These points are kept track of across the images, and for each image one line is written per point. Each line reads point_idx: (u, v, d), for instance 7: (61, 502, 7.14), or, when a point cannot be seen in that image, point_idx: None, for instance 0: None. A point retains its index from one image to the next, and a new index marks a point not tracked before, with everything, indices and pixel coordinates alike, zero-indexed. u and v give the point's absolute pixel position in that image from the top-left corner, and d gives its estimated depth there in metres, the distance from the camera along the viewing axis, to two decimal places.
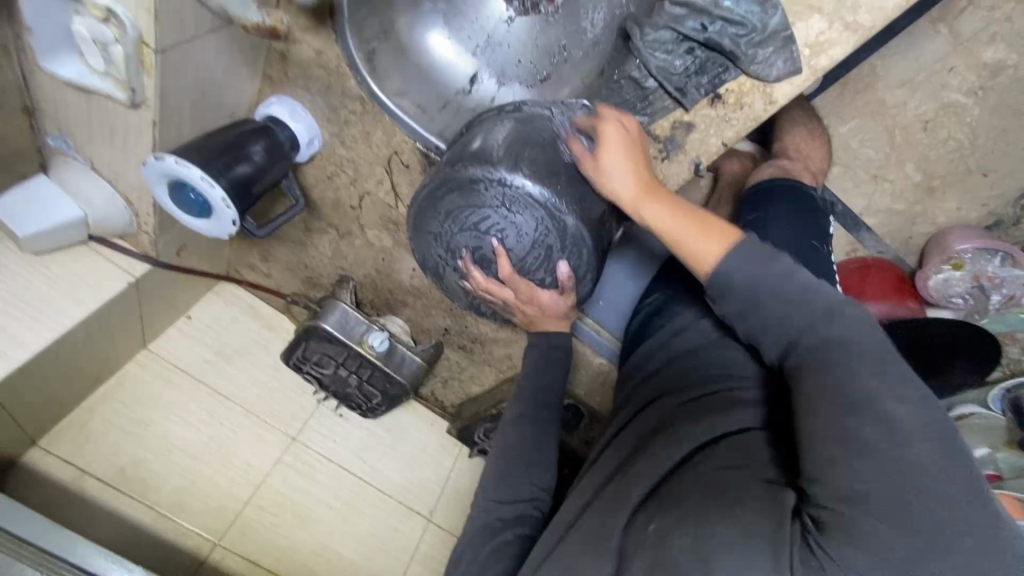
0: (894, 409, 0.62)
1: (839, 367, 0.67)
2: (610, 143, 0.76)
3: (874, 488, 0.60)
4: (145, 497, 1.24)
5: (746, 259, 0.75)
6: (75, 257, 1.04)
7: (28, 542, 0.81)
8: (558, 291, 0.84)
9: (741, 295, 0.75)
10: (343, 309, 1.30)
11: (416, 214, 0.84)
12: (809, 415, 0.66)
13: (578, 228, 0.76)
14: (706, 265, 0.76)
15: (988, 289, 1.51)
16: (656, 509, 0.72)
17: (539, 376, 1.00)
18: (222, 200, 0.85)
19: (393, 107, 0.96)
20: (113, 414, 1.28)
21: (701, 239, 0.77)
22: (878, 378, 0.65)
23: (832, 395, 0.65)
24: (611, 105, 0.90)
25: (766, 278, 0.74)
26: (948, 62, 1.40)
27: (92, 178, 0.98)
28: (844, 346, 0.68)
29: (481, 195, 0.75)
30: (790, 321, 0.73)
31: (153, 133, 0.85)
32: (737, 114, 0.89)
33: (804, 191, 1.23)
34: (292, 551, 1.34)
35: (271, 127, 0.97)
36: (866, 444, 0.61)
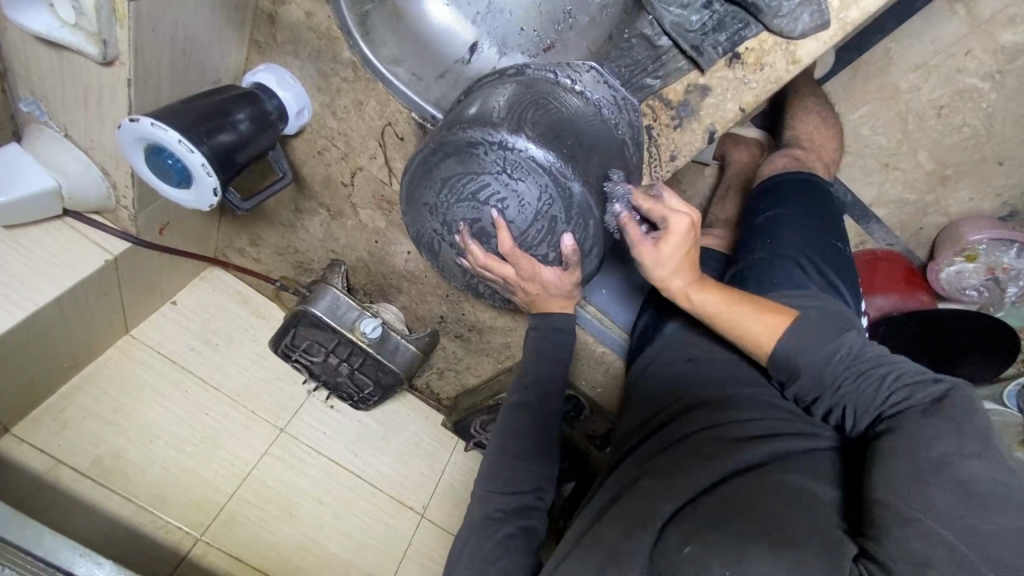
0: (967, 467, 0.63)
1: (916, 434, 0.69)
2: (674, 236, 0.78)
3: (944, 545, 0.60)
4: (124, 488, 1.18)
5: (810, 337, 0.84)
6: (48, 232, 0.98)
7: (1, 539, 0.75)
8: (562, 268, 0.78)
9: (811, 376, 0.83)
10: (333, 294, 1.24)
11: (410, 184, 0.78)
12: (877, 475, 0.68)
13: (584, 199, 0.70)
14: (763, 348, 0.86)
15: (1004, 282, 1.48)
16: (693, 528, 0.72)
17: (542, 363, 0.93)
18: (202, 166, 0.79)
19: (389, 75, 0.91)
20: (91, 402, 1.22)
21: (763, 323, 0.86)
22: (951, 441, 0.66)
23: (907, 458, 0.67)
24: (621, 68, 0.87)
25: (831, 357, 0.82)
26: (964, 44, 1.35)
27: (65, 146, 0.92)
28: (924, 415, 0.71)
29: (480, 160, 0.69)
30: (865, 398, 0.79)
31: (128, 94, 0.80)
32: (755, 76, 0.85)
33: (821, 186, 1.18)
34: (278, 548, 1.28)
35: (258, 95, 0.92)
36: (937, 506, 0.62)
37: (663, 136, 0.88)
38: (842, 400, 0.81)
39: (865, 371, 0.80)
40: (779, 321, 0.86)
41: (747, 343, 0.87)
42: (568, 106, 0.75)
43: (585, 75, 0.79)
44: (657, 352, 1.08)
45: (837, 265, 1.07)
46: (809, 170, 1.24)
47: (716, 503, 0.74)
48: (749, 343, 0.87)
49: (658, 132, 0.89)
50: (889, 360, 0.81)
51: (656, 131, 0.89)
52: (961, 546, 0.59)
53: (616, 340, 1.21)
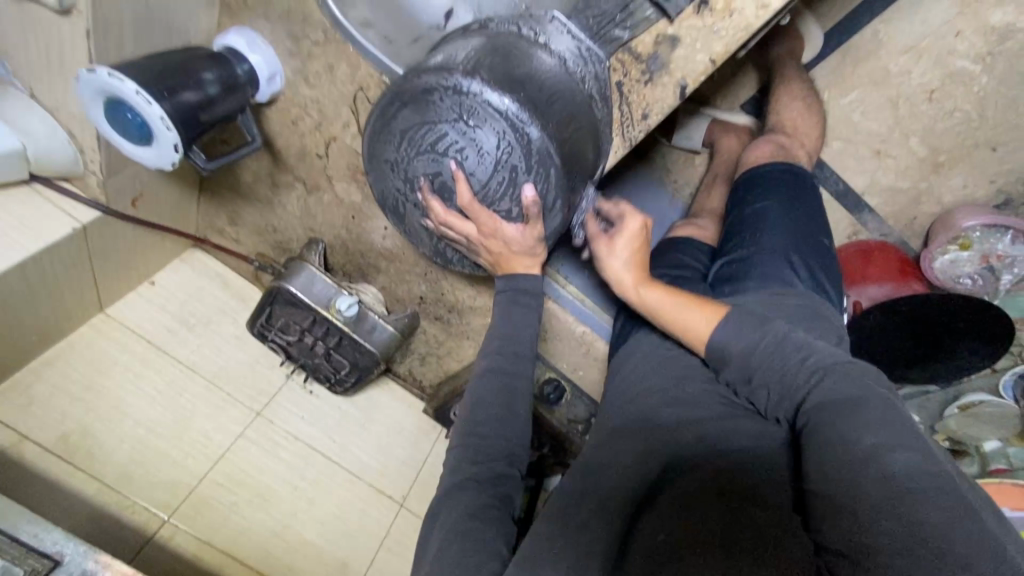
0: (895, 461, 0.62)
1: (840, 423, 0.67)
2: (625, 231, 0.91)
3: (886, 538, 0.58)
4: (91, 466, 1.15)
5: (740, 327, 0.83)
6: (14, 196, 0.96)
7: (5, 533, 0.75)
8: (526, 225, 0.76)
9: (739, 362, 0.81)
10: (310, 271, 1.21)
11: (372, 141, 0.78)
12: (815, 469, 0.66)
13: (543, 145, 0.69)
14: (701, 339, 0.85)
15: (998, 270, 1.44)
16: (668, 514, 0.73)
17: (508, 326, 0.90)
18: (161, 120, 0.77)
19: (359, 37, 0.90)
20: (61, 378, 1.19)
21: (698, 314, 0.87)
22: (875, 432, 0.65)
23: (837, 453, 0.65)
24: (588, 19, 0.79)
25: (758, 343, 0.81)
26: (954, 26, 1.34)
27: (31, 107, 0.90)
28: (846, 402, 0.69)
29: (437, 107, 0.70)
30: (788, 381, 0.77)
31: (87, 45, 0.78)
32: (725, 23, 0.81)
33: (804, 175, 1.14)
34: (247, 534, 1.24)
35: (229, 59, 0.91)
36: (870, 499, 0.61)
37: (636, 94, 0.83)
38: (767, 383, 0.79)
39: (791, 357, 0.78)
40: (716, 311, 0.86)
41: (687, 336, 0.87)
42: (535, 61, 0.74)
43: (552, 24, 0.77)
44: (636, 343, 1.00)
45: (818, 255, 1.04)
46: (794, 160, 1.21)
47: (681, 490, 0.74)
48: (685, 334, 0.87)
49: (630, 90, 0.83)
50: (811, 345, 0.79)
51: (626, 88, 0.83)
52: (900, 540, 0.58)
53: (600, 323, 1.19)
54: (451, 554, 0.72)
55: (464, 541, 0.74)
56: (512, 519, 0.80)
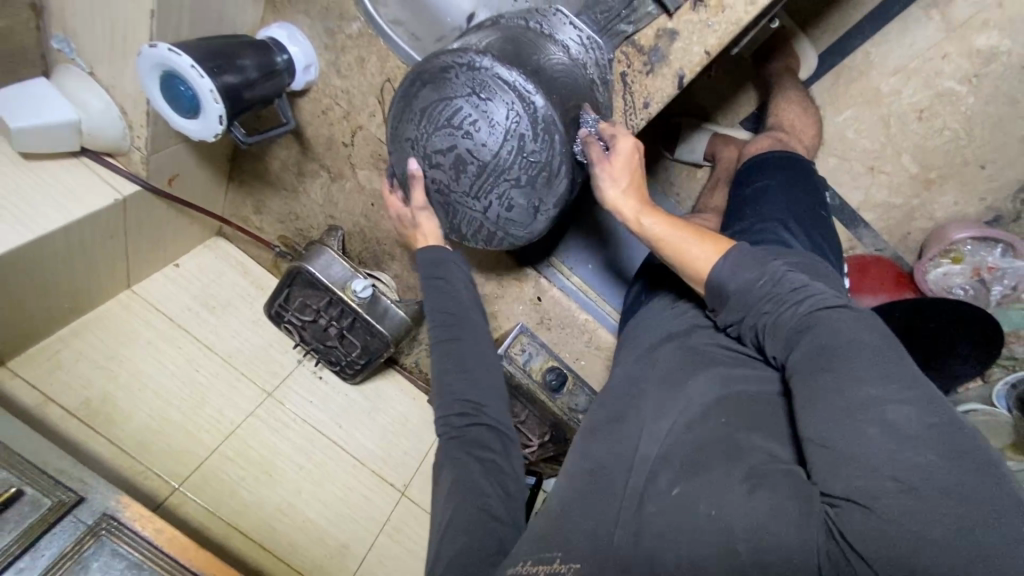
0: (893, 409, 0.57)
1: (837, 369, 0.63)
2: (625, 156, 0.84)
3: (889, 483, 0.54)
4: (109, 431, 1.19)
5: (739, 264, 0.78)
6: (65, 167, 1.04)
7: (32, 463, 0.78)
8: (534, 190, 0.84)
9: (738, 298, 0.77)
10: (328, 255, 1.28)
11: (395, 122, 0.87)
12: (813, 414, 0.62)
13: (549, 116, 0.78)
14: (701, 273, 0.82)
15: (989, 283, 1.49)
16: (677, 472, 0.68)
17: (444, 293, 0.93)
18: (210, 93, 0.86)
19: (390, 33, 1.00)
20: (88, 347, 1.25)
21: (700, 247, 0.83)
22: (877, 382, 0.60)
23: (835, 399, 0.61)
24: (597, 14, 0.89)
25: (754, 282, 0.76)
26: (941, 50, 1.43)
27: (89, 84, 0.99)
28: (840, 345, 0.65)
29: (453, 84, 0.79)
30: (782, 321, 0.72)
31: (150, 23, 0.88)
32: (718, 18, 0.88)
33: (799, 159, 1.22)
34: (252, 508, 1.27)
35: (271, 48, 1.00)
36: (873, 446, 0.56)
37: (638, 82, 0.92)
38: (761, 321, 0.75)
39: (786, 296, 0.73)
40: (718, 246, 0.82)
41: (686, 271, 0.84)
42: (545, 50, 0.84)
43: (557, 16, 0.88)
44: (636, 319, 1.05)
45: (819, 228, 1.09)
46: (793, 150, 1.29)
47: (694, 449, 0.70)
48: (685, 269, 0.83)
49: (632, 79, 0.92)
50: (809, 286, 0.73)
51: (630, 77, 0.93)
52: (904, 482, 0.54)
53: (604, 314, 1.26)
54: (452, 514, 0.75)
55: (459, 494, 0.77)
56: (511, 479, 0.81)
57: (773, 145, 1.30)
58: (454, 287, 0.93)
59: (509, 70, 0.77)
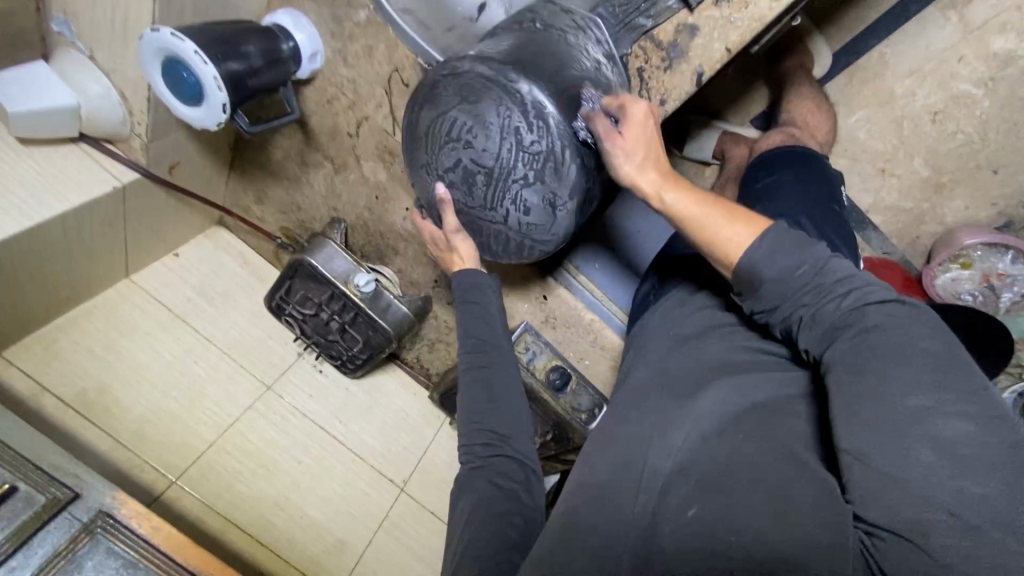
0: (950, 425, 0.57)
1: (886, 378, 0.62)
2: (638, 124, 0.78)
3: (942, 515, 0.54)
4: (105, 423, 1.18)
5: (777, 245, 0.73)
6: (63, 152, 1.01)
7: (27, 458, 0.77)
8: (544, 185, 0.82)
9: (774, 286, 0.73)
10: (331, 247, 1.26)
11: (407, 152, 0.92)
12: (857, 432, 0.61)
13: (536, 104, 0.78)
14: (733, 256, 0.76)
15: (999, 289, 1.48)
16: (692, 491, 0.67)
17: (475, 321, 0.96)
18: (214, 80, 0.84)
19: (399, 22, 0.96)
20: (85, 336, 1.23)
21: (729, 226, 0.76)
22: (931, 392, 0.59)
23: (881, 411, 0.60)
24: (615, 6, 0.87)
25: (794, 268, 0.72)
26: (957, 51, 1.41)
27: (89, 68, 0.97)
28: (891, 348, 0.64)
29: (443, 98, 0.82)
30: (824, 314, 0.70)
31: (153, 7, 0.86)
32: (741, 14, 0.86)
33: (811, 155, 1.20)
34: (249, 502, 1.26)
35: (276, 35, 0.97)
36: (926, 469, 0.56)
37: (655, 78, 0.89)
38: (798, 312, 0.73)
39: (828, 287, 0.71)
40: (750, 223, 0.76)
41: (715, 252, 0.77)
42: (529, 45, 0.82)
43: (541, 11, 0.86)
44: (648, 320, 1.03)
45: (833, 225, 1.07)
46: (805, 144, 1.26)
47: (713, 462, 0.68)
48: (715, 250, 0.77)
49: (650, 74, 0.90)
50: (855, 276, 0.71)
51: (648, 73, 0.90)
52: (959, 514, 0.54)
53: (612, 315, 1.25)
54: (468, 538, 0.77)
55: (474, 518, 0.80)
56: (530, 505, 0.84)
57: (785, 138, 1.28)
58: (488, 315, 0.97)
59: (484, 73, 0.78)
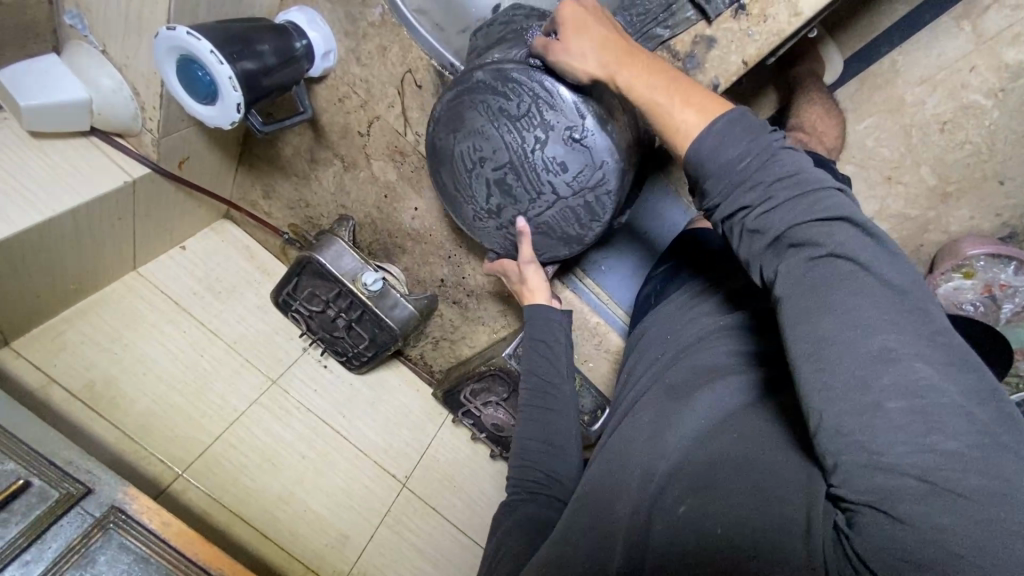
0: (913, 367, 0.54)
1: (843, 308, 0.58)
2: (572, 17, 0.69)
3: (913, 479, 0.51)
4: (112, 415, 1.18)
5: (729, 132, 0.67)
6: (74, 147, 1.01)
7: (39, 454, 0.78)
8: (568, 128, 0.74)
9: (724, 180, 0.67)
10: (339, 245, 1.26)
11: (456, 214, 0.92)
12: (820, 390, 0.57)
13: (498, 73, 0.74)
14: (685, 140, 0.69)
15: (1000, 299, 1.49)
16: (686, 489, 0.69)
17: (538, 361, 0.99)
18: (229, 80, 0.83)
19: (414, 22, 0.96)
20: (92, 328, 1.24)
21: (682, 111, 0.69)
22: (890, 328, 0.56)
23: (844, 355, 0.57)
24: (633, 16, 0.85)
25: (745, 156, 0.66)
26: (969, 61, 1.40)
27: (100, 62, 0.96)
28: (848, 273, 0.59)
29: (449, 144, 0.83)
30: (776, 220, 0.64)
31: (168, 5, 0.85)
32: (759, 28, 0.85)
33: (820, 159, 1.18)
34: (254, 495, 1.27)
35: (290, 33, 0.97)
36: (895, 429, 0.53)
37: None
38: (745, 217, 0.67)
39: (771, 185, 0.65)
40: (703, 106, 0.69)
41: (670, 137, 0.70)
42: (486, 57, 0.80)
43: (478, 39, 0.87)
44: (653, 317, 1.03)
45: None
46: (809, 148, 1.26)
47: (704, 461, 0.69)
48: (672, 135, 0.70)
49: None
50: (805, 174, 0.65)
51: None
52: (928, 478, 0.51)
53: (615, 316, 1.25)
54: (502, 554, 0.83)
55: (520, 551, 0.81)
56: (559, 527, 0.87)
57: (795, 144, 1.28)
58: (553, 355, 0.99)
59: (451, 96, 0.79)
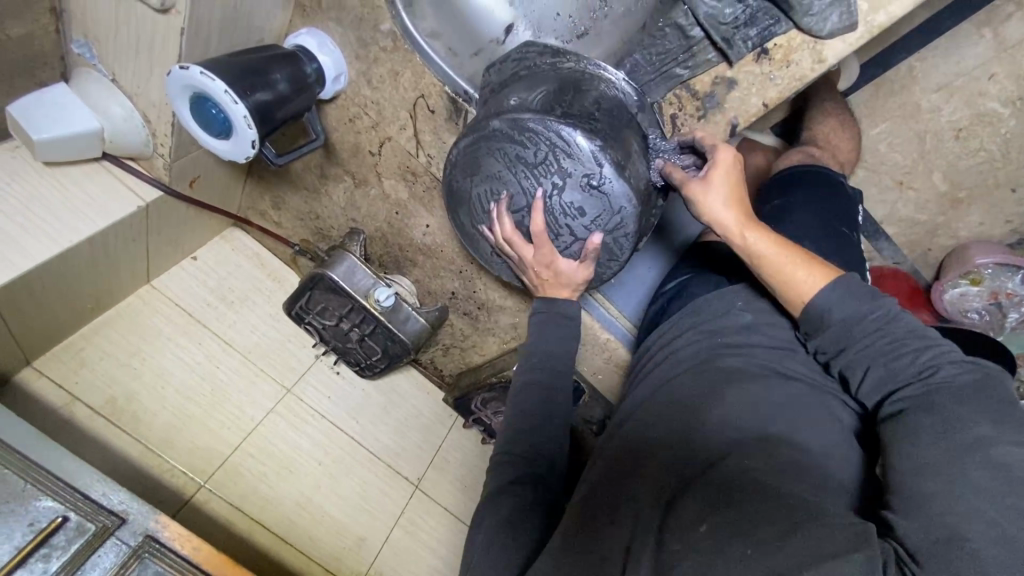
0: (1006, 450, 0.60)
1: (943, 415, 0.66)
2: (720, 170, 0.83)
3: (989, 527, 0.56)
4: (134, 429, 1.22)
5: (850, 294, 0.79)
6: (87, 174, 1.01)
7: (75, 489, 0.81)
8: (583, 178, 0.73)
9: (839, 331, 0.79)
10: (350, 261, 1.27)
11: (472, 245, 0.94)
12: (911, 453, 0.65)
13: (514, 121, 0.73)
14: (804, 297, 0.82)
15: (1006, 307, 1.49)
16: (703, 508, 0.70)
17: (545, 344, 0.94)
18: (243, 118, 0.83)
19: (427, 49, 0.95)
20: (111, 344, 1.26)
21: (804, 272, 0.82)
22: (989, 425, 0.63)
23: (940, 439, 0.64)
24: (653, 54, 0.87)
25: (865, 314, 0.78)
26: (987, 69, 1.38)
27: (110, 90, 0.95)
28: (957, 393, 0.67)
29: (465, 187, 0.83)
30: (900, 371, 0.73)
31: (180, 42, 0.84)
32: (782, 72, 0.86)
33: (830, 176, 1.15)
34: (273, 502, 1.31)
35: (300, 58, 0.96)
36: (977, 485, 0.59)
37: (688, 125, 0.90)
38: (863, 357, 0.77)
39: (902, 336, 0.75)
40: (824, 271, 0.82)
41: (787, 291, 0.84)
42: (504, 99, 0.81)
43: (491, 74, 0.87)
44: (663, 331, 1.06)
45: (850, 255, 1.04)
46: (824, 165, 1.23)
47: (721, 482, 0.71)
48: (788, 290, 0.83)
49: (683, 120, 0.90)
50: (929, 333, 0.75)
51: (682, 120, 0.90)
52: (1003, 528, 0.56)
53: (621, 329, 1.24)
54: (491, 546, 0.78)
55: (501, 546, 0.79)
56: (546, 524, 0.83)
57: (802, 157, 1.26)
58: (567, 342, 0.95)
59: (467, 143, 0.78)
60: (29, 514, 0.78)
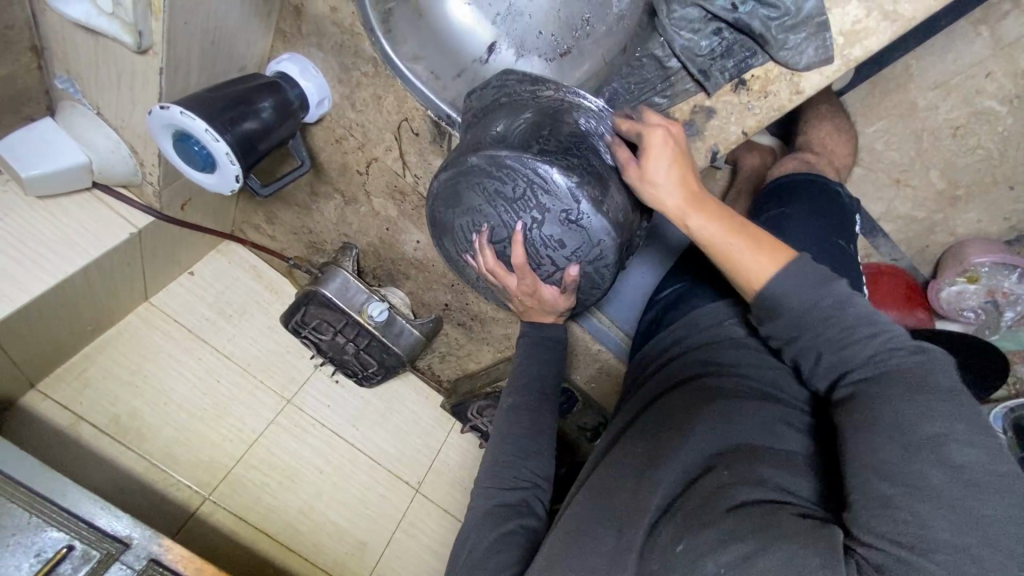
0: (960, 449, 0.58)
1: (900, 409, 0.63)
2: (655, 152, 0.77)
3: (948, 536, 0.54)
4: (138, 446, 1.25)
5: (801, 280, 0.74)
6: (78, 203, 1.03)
7: (81, 518, 0.84)
8: (563, 215, 0.75)
9: (792, 318, 0.74)
10: (344, 276, 1.29)
11: (456, 268, 0.96)
12: (867, 449, 0.62)
13: (493, 158, 0.74)
14: (755, 282, 0.77)
15: (1002, 305, 1.47)
16: (681, 527, 0.68)
17: (532, 366, 0.99)
18: (226, 155, 0.85)
19: (407, 72, 0.95)
20: (112, 362, 1.29)
21: (755, 255, 0.76)
22: (944, 420, 0.60)
23: (895, 435, 0.61)
24: (631, 84, 0.89)
25: (816, 301, 0.73)
26: (984, 67, 1.35)
27: (95, 124, 0.96)
28: (909, 383, 0.64)
29: (447, 217, 0.84)
30: (855, 356, 0.70)
31: (159, 80, 0.85)
32: (760, 102, 0.87)
33: (828, 186, 1.14)
34: (276, 511, 1.35)
35: (281, 85, 0.96)
36: (933, 488, 0.57)
37: None
38: (817, 346, 0.73)
39: (857, 326, 0.71)
40: (774, 255, 0.76)
41: (738, 276, 0.78)
42: (486, 128, 0.81)
43: (473, 100, 0.88)
44: (661, 340, 1.06)
45: (847, 270, 1.03)
46: (821, 172, 1.21)
47: (703, 498, 0.69)
48: (739, 275, 0.78)
49: None
50: (882, 320, 0.71)
51: None
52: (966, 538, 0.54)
53: (616, 340, 1.25)
54: (472, 555, 0.80)
55: (485, 566, 0.78)
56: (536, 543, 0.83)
57: (797, 165, 1.24)
58: (551, 361, 1.01)
59: (448, 177, 0.78)
60: (36, 544, 0.81)
